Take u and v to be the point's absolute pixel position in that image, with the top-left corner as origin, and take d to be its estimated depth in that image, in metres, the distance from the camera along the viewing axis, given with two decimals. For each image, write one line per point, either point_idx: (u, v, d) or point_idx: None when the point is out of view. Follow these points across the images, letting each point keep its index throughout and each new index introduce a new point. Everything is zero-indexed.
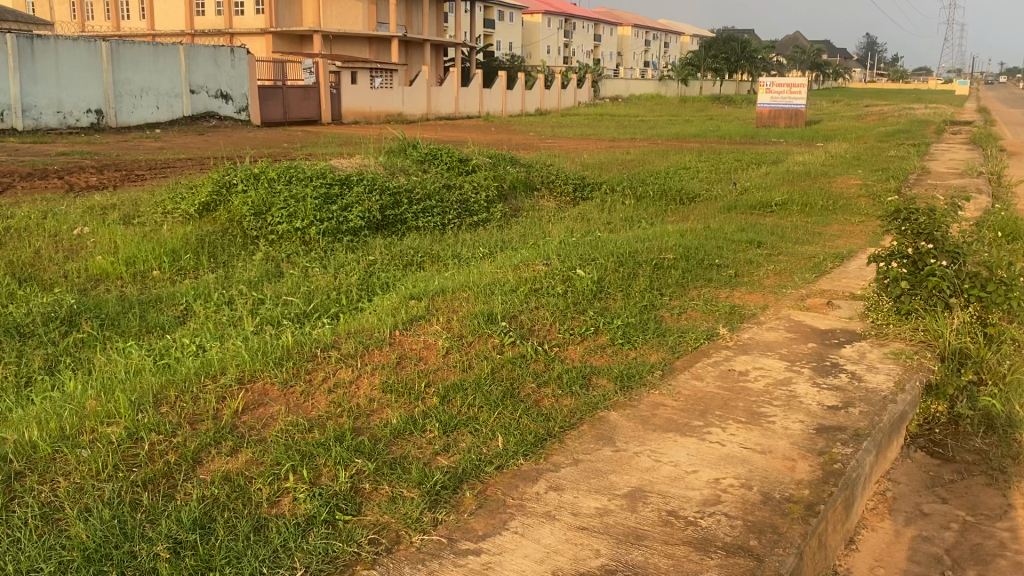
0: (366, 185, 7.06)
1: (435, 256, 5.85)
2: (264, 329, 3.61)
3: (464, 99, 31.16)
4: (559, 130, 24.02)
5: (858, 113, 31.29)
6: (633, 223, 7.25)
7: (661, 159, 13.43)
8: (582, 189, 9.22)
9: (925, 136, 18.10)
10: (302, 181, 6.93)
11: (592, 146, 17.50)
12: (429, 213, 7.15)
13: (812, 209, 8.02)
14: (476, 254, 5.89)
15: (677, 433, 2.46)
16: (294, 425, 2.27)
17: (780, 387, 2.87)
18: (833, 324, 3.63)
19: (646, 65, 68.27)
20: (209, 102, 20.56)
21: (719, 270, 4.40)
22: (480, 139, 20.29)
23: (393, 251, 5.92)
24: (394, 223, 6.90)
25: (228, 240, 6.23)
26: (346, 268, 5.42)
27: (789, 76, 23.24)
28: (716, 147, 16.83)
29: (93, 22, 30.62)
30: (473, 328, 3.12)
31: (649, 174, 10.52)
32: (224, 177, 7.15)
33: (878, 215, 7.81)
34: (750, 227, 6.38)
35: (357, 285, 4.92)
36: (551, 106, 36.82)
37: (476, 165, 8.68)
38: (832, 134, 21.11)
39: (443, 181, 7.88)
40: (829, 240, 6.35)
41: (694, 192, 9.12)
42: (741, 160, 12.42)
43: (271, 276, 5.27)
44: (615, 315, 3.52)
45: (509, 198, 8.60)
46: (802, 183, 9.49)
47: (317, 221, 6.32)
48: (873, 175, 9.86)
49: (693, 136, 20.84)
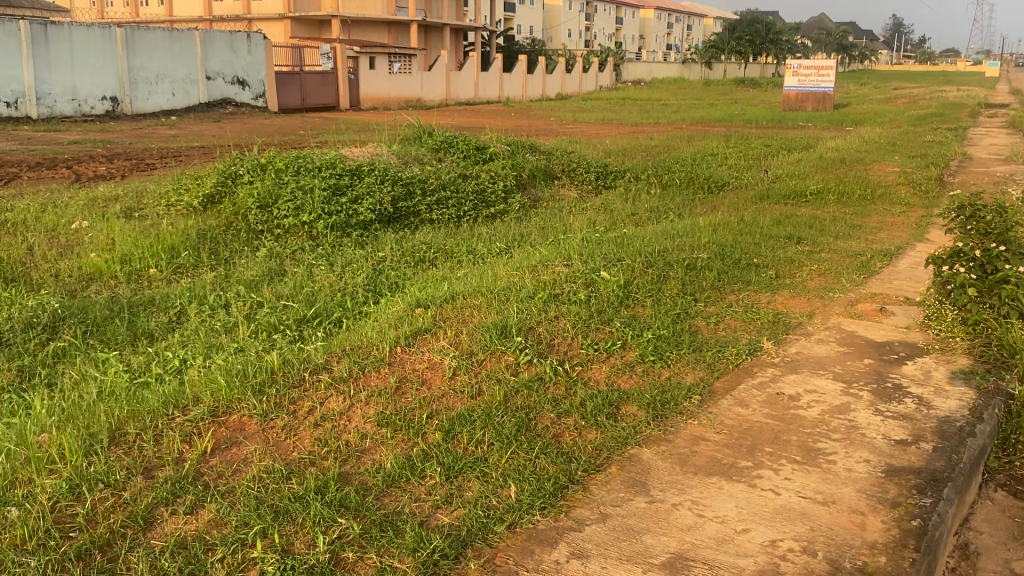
0: (378, 175, 6.72)
1: (449, 253, 5.49)
2: (255, 341, 3.27)
3: (484, 83, 30.74)
4: (580, 115, 23.59)
5: (889, 96, 30.48)
6: (660, 215, 6.87)
7: (685, 145, 13.00)
8: (605, 178, 8.85)
9: (960, 119, 17.48)
10: (309, 172, 6.59)
11: (615, 131, 17.11)
12: (444, 205, 6.80)
13: (849, 199, 7.59)
14: (492, 249, 5.54)
15: (721, 478, 2.09)
16: (268, 472, 1.92)
17: (837, 415, 2.49)
18: (889, 334, 3.23)
19: (669, 48, 67.45)
20: (225, 89, 20.28)
21: (757, 271, 4.02)
22: (499, 125, 19.87)
23: (405, 246, 5.57)
24: (407, 215, 6.55)
25: (232, 235, 5.91)
26: (355, 266, 5.07)
27: (816, 59, 22.64)
28: (744, 132, 16.37)
29: (112, 8, 30.44)
30: (484, 343, 2.76)
31: (674, 161, 10.10)
32: (230, 167, 6.83)
33: (920, 205, 7.36)
34: (786, 220, 5.98)
35: (365, 285, 4.58)
36: (572, 90, 36.30)
37: (494, 153, 8.31)
38: (862, 118, 20.50)
39: (459, 171, 7.53)
40: (871, 233, 5.94)
41: (724, 180, 8.71)
42: (771, 146, 11.98)
43: (274, 276, 4.94)
44: (645, 325, 3.14)
45: (528, 186, 8.24)
46: (838, 170, 9.04)
47: (326, 214, 5.98)
48: (912, 161, 9.38)
49: (718, 121, 20.35)
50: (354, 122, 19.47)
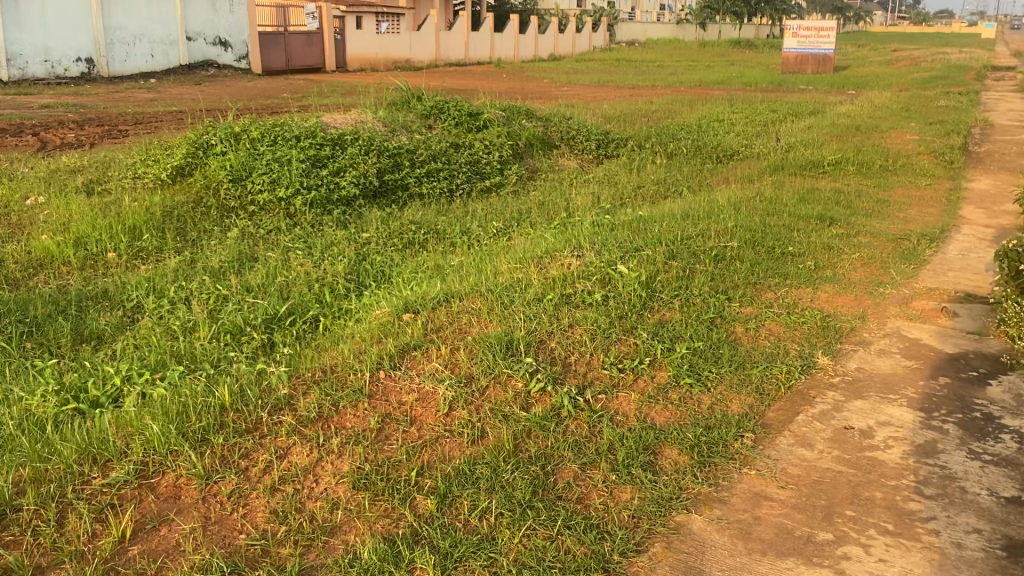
0: (362, 145, 6.18)
1: (442, 233, 5.01)
2: (214, 360, 2.78)
3: (475, 44, 29.95)
4: (574, 77, 22.91)
5: (891, 58, 29.78)
6: (670, 191, 6.38)
7: (688, 109, 12.43)
8: (606, 146, 8.34)
9: (968, 83, 16.94)
10: (287, 142, 6.06)
11: (614, 95, 16.52)
12: (434, 178, 6.27)
13: (869, 169, 7.10)
14: (488, 230, 5.06)
15: (798, 560, 1.62)
16: (203, 575, 1.44)
17: (926, 460, 2.01)
18: (961, 344, 2.75)
19: (664, 9, 66.37)
20: (207, 50, 19.52)
21: (794, 260, 3.54)
22: (491, 88, 19.20)
23: (392, 227, 5.08)
24: (395, 189, 6.03)
25: (202, 214, 5.38)
26: (336, 250, 4.57)
27: (817, 19, 21.93)
28: (747, 95, 15.80)
29: None
30: (486, 365, 2.27)
31: (678, 127, 9.56)
32: (202, 136, 6.28)
33: (946, 177, 6.87)
34: (809, 196, 5.49)
35: (346, 272, 4.08)
36: (565, 51, 35.49)
37: (489, 120, 7.75)
38: (864, 81, 19.93)
39: (450, 140, 7.00)
40: (900, 210, 5.46)
41: (732, 149, 8.20)
42: (778, 110, 11.45)
43: (245, 262, 4.43)
44: (675, 334, 2.65)
45: (525, 156, 7.71)
46: (853, 138, 8.52)
47: (304, 189, 5.46)
48: (930, 129, 8.85)
49: (716, 83, 19.75)
50: (341, 85, 18.78)
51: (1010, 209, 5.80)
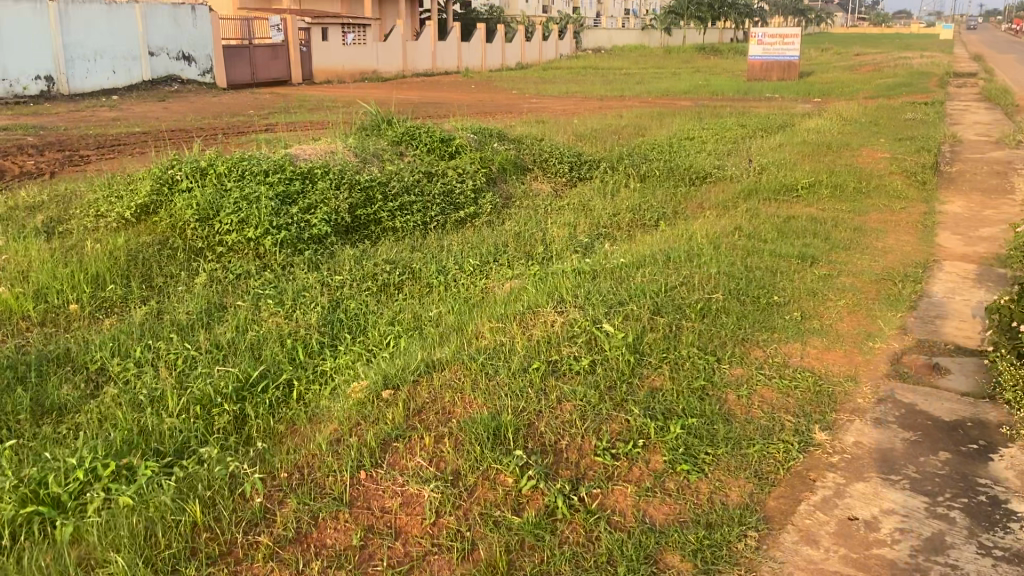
0: (332, 179, 6.03)
1: (418, 273, 4.87)
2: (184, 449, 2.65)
3: (442, 54, 29.82)
4: (542, 87, 22.85)
5: (854, 63, 30.05)
6: (646, 221, 6.31)
7: (658, 124, 12.40)
8: (579, 169, 8.26)
9: (932, 91, 17.10)
10: (255, 177, 5.90)
11: (582, 107, 16.50)
12: (408, 211, 6.13)
13: (843, 192, 7.09)
14: (464, 270, 4.93)
15: None
16: None
17: (938, 558, 1.93)
18: (958, 409, 2.67)
19: (629, 14, 66.75)
20: (170, 65, 19.20)
21: (781, 309, 3.46)
22: (460, 100, 19.07)
23: (366, 267, 4.94)
24: (367, 224, 5.88)
25: (168, 257, 5.21)
26: (309, 297, 4.43)
27: (782, 27, 22.08)
28: (715, 106, 15.84)
29: None
30: (473, 460, 2.16)
31: (650, 146, 9.50)
32: (166, 171, 6.10)
33: (919, 199, 6.86)
34: (787, 228, 5.44)
35: (319, 325, 3.95)
36: (532, 59, 35.48)
37: (461, 145, 7.63)
38: (829, 88, 20.09)
39: (422, 169, 6.87)
40: (878, 240, 5.42)
41: (705, 170, 8.16)
42: (747, 125, 11.46)
43: (215, 313, 4.28)
44: (667, 408, 2.55)
45: (499, 182, 7.59)
46: (825, 158, 8.52)
47: (274, 228, 5.30)
48: (900, 146, 8.87)
49: (683, 93, 19.81)
50: (307, 99, 18.55)
51: (985, 234, 5.80)
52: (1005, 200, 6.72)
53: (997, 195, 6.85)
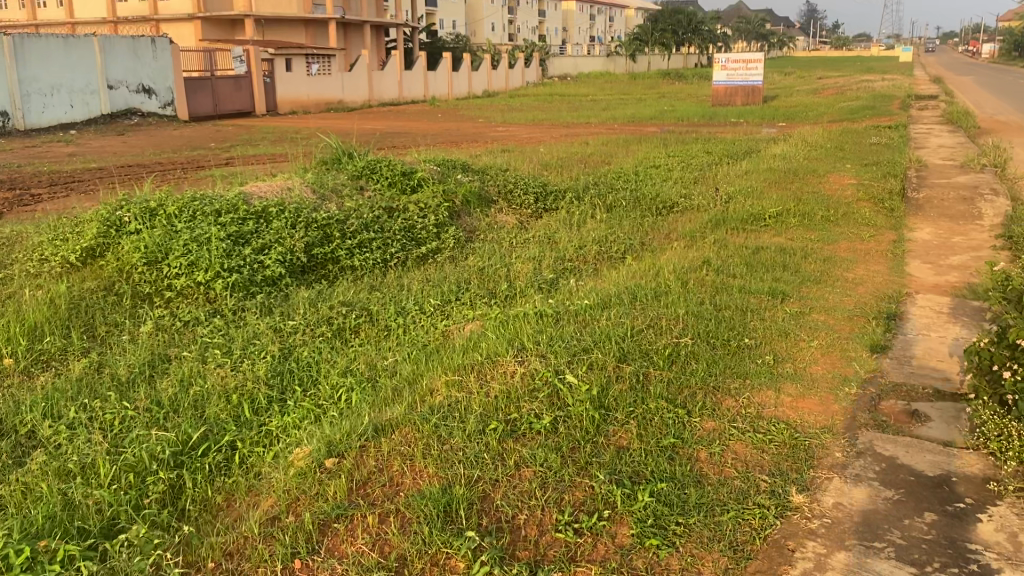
0: (288, 218, 5.83)
1: (376, 316, 4.67)
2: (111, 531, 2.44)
3: (408, 83, 29.76)
4: (509, 114, 22.80)
5: (817, 87, 30.40)
6: (613, 254, 6.16)
7: (624, 152, 12.33)
8: (544, 200, 8.12)
9: (895, 114, 17.27)
10: (207, 218, 5.69)
11: (549, 135, 16.44)
12: (367, 248, 5.91)
13: (811, 221, 7.00)
14: (424, 310, 4.74)
15: None
16: None
17: None
18: (941, 462, 2.51)
19: (594, 42, 67.52)
20: (129, 98, 18.92)
21: (752, 353, 3.30)
22: (425, 129, 18.94)
23: (322, 310, 4.73)
24: (324, 262, 5.67)
25: (113, 304, 4.98)
26: (259, 346, 4.21)
27: (745, 52, 22.27)
28: (681, 133, 15.84)
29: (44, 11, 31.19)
30: (422, 544, 1.98)
31: (616, 175, 9.39)
32: (114, 212, 5.87)
33: (887, 228, 6.79)
34: (757, 261, 5.31)
35: (268, 378, 3.74)
36: (498, 86, 35.53)
37: (423, 178, 7.45)
38: (793, 112, 20.26)
39: (383, 204, 6.67)
40: (849, 272, 5.31)
41: (672, 199, 8.05)
42: (713, 152, 11.43)
43: (158, 365, 4.05)
44: (633, 470, 2.38)
45: (462, 215, 7.41)
46: (792, 185, 8.46)
47: (225, 271, 5.09)
48: (866, 173, 8.85)
49: (649, 119, 19.84)
50: (271, 130, 18.32)
51: (955, 262, 5.72)
52: (973, 226, 6.67)
53: (965, 221, 6.80)
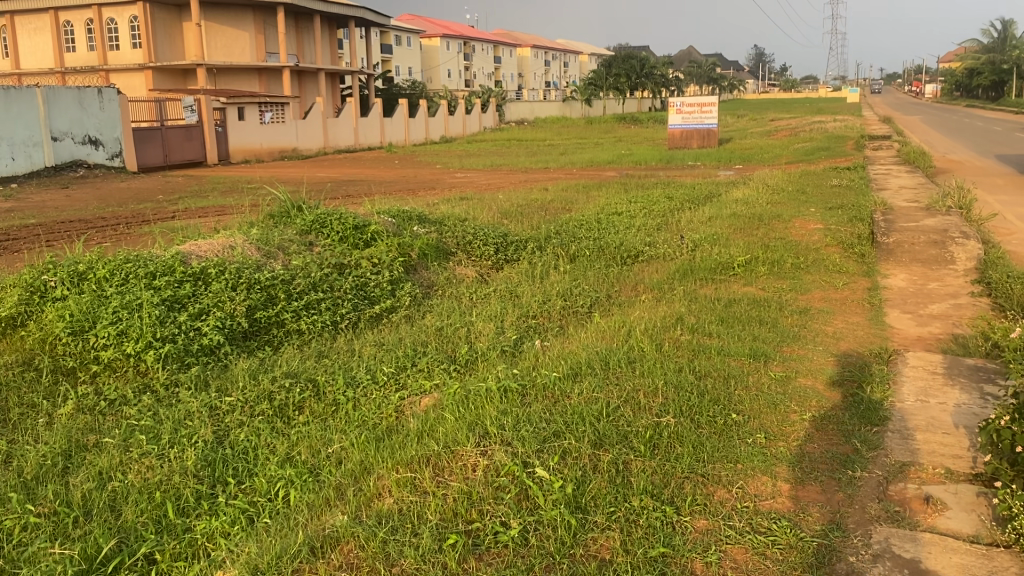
0: (229, 279, 5.43)
1: (322, 389, 4.27)
2: None
3: (364, 130, 29.51)
4: (466, 161, 22.56)
5: (771, 129, 30.77)
6: (577, 309, 5.83)
7: (584, 197, 12.12)
8: (505, 250, 7.79)
9: (850, 155, 17.39)
10: (140, 281, 5.26)
11: (507, 181, 16.21)
12: (315, 309, 5.50)
13: (781, 269, 6.76)
14: (375, 381, 4.34)
15: None
16: None
17: None
18: (971, 565, 2.15)
19: (549, 86, 68.29)
20: (75, 150, 18.34)
21: (741, 429, 2.95)
22: (381, 176, 18.61)
23: (263, 384, 4.31)
24: (269, 327, 5.26)
25: (32, 380, 4.51)
26: (191, 430, 3.79)
27: (698, 95, 22.38)
28: (639, 177, 15.69)
29: None
30: None
31: (577, 223, 9.09)
32: (39, 276, 5.41)
33: (860, 275, 6.57)
34: (730, 315, 5.01)
35: (198, 471, 3.32)
36: (456, 132, 35.46)
37: (376, 232, 7.05)
38: (749, 154, 20.36)
39: (333, 260, 6.27)
40: (826, 326, 5.03)
41: (637, 247, 7.78)
42: (674, 196, 11.24)
43: (75, 453, 3.60)
44: None
45: (419, 269, 7.02)
46: (758, 231, 8.23)
47: (157, 340, 4.65)
48: (831, 218, 8.68)
49: (607, 163, 19.73)
50: (222, 181, 17.84)
51: (934, 312, 5.48)
52: (947, 272, 6.47)
53: (938, 267, 6.61)
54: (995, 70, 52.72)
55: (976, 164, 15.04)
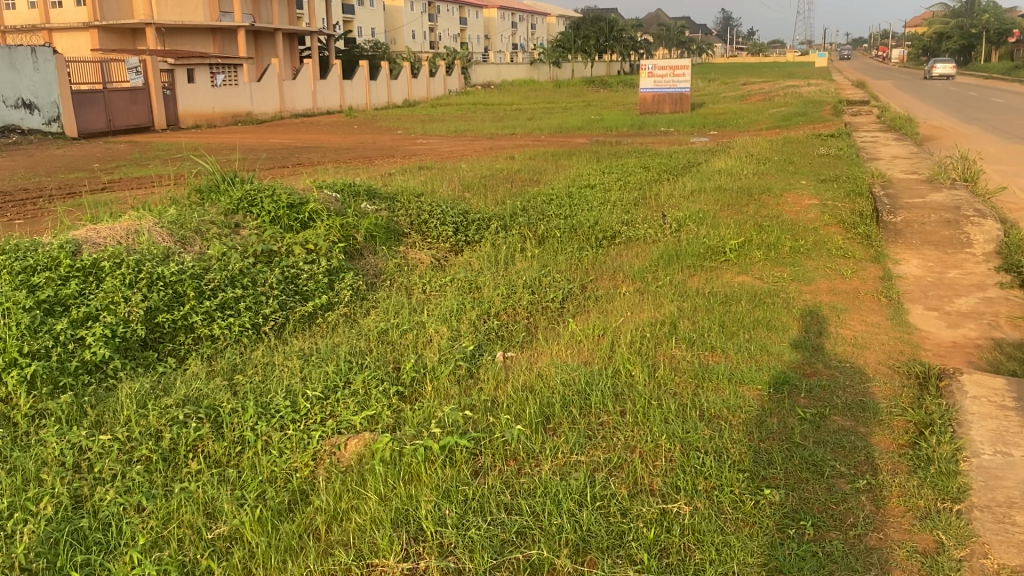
0: (125, 275, 4.46)
1: (226, 422, 3.38)
2: None
3: (322, 93, 28.24)
4: (429, 125, 21.41)
5: (744, 93, 29.89)
6: (548, 304, 4.98)
7: (554, 167, 11.21)
8: (466, 230, 6.87)
9: (830, 121, 16.64)
10: (13, 279, 4.30)
11: (471, 148, 15.23)
12: (232, 309, 4.56)
13: (779, 253, 5.95)
14: (296, 410, 3.44)
15: None
16: None
17: None
18: None
19: (516, 49, 66.98)
20: (6, 115, 17.15)
21: (778, 515, 2.12)
22: (336, 142, 17.51)
23: (150, 417, 3.39)
24: (173, 333, 4.34)
25: None
26: (42, 486, 2.88)
27: (671, 58, 21.39)
28: (610, 144, 14.88)
29: None
30: None
31: (547, 197, 8.20)
32: None
33: (867, 260, 5.78)
34: (731, 318, 4.18)
35: (32, 561, 2.43)
36: (419, 96, 34.22)
37: (315, 210, 6.08)
38: (723, 120, 19.57)
39: (260, 247, 5.32)
40: (846, 330, 4.21)
41: (613, 227, 6.92)
42: (650, 166, 10.39)
43: None
44: None
45: (365, 254, 6.09)
46: (748, 208, 7.40)
47: (21, 356, 3.71)
48: (827, 193, 7.88)
49: (577, 128, 18.87)
50: (166, 147, 16.63)
51: (963, 309, 4.69)
52: (965, 256, 5.70)
53: (953, 250, 5.83)
54: (964, 35, 52.15)
55: (963, 132, 14.31)
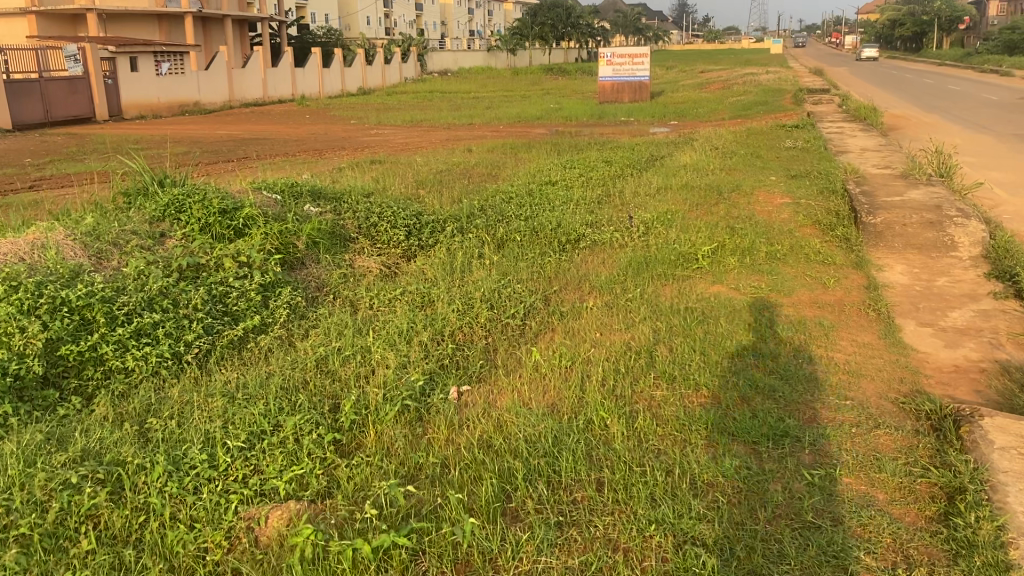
0: (22, 300, 3.88)
1: (130, 482, 2.84)
2: None
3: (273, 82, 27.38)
4: (384, 115, 20.76)
5: (703, 81, 29.61)
6: (508, 322, 4.51)
7: (513, 161, 10.72)
8: (420, 233, 6.35)
9: (792, 110, 16.38)
10: None
11: (427, 140, 14.68)
12: (148, 336, 4.00)
13: (755, 259, 5.54)
14: (212, 465, 2.91)
15: None
16: None
17: None
18: None
19: (473, 36, 66.23)
20: None
21: None
22: (286, 133, 16.81)
23: (34, 479, 2.83)
24: (80, 367, 3.78)
25: None
26: None
27: (630, 46, 20.95)
28: (571, 134, 14.40)
29: None
30: None
31: (506, 195, 7.72)
32: None
33: (850, 267, 5.39)
34: (712, 342, 3.74)
35: None
36: (374, 83, 33.41)
37: (250, 216, 5.51)
38: (683, 108, 19.22)
39: (185, 259, 4.75)
40: (838, 353, 3.80)
41: (576, 229, 6.46)
42: (613, 160, 9.94)
43: None
44: None
45: (307, 263, 5.55)
46: (718, 208, 6.98)
47: None
48: (800, 191, 7.50)
49: (536, 117, 18.36)
50: (106, 140, 15.78)
51: (960, 324, 4.31)
52: (952, 262, 5.33)
53: (938, 254, 5.47)
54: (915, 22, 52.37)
55: (925, 122, 14.07)
